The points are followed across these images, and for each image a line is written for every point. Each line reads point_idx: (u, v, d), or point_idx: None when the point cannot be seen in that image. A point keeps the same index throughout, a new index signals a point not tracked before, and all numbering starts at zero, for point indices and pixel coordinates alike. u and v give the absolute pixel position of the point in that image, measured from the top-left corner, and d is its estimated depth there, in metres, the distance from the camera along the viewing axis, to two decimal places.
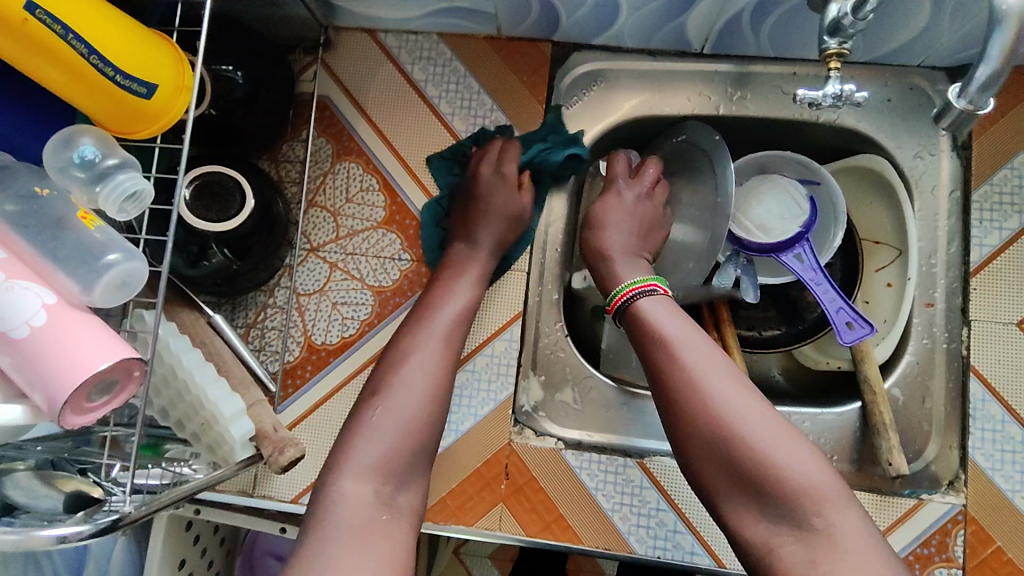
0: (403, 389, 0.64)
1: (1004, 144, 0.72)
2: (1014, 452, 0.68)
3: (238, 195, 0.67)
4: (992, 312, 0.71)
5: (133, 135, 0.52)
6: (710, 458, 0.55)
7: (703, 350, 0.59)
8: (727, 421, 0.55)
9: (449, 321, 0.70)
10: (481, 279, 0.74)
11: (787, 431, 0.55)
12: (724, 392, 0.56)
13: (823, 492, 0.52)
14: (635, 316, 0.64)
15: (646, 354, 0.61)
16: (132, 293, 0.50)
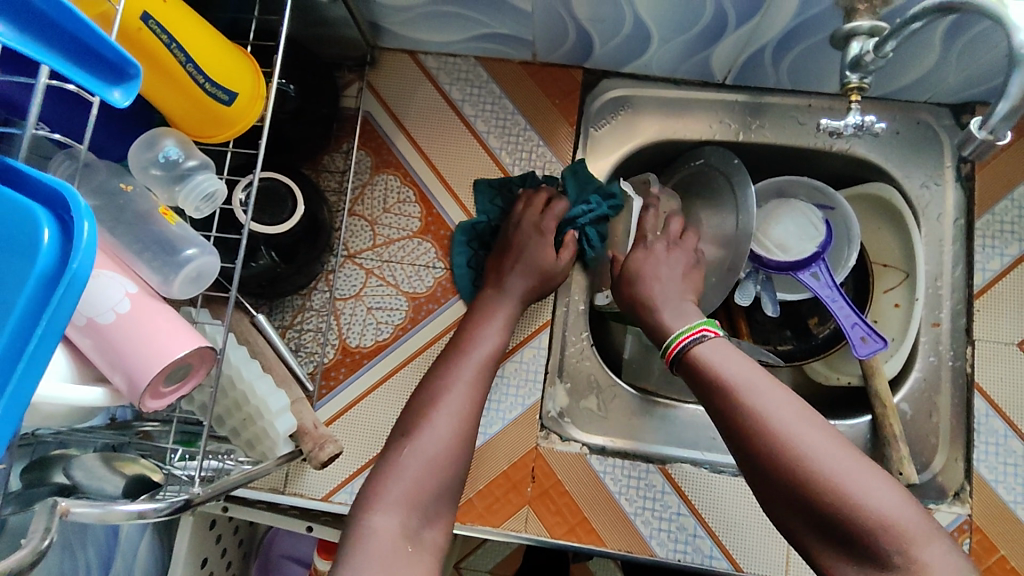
0: (433, 428, 0.65)
1: (1003, 177, 0.78)
2: (1016, 465, 0.72)
3: (290, 201, 0.70)
4: (994, 333, 0.75)
5: (210, 139, 0.55)
6: (789, 504, 0.55)
7: (767, 392, 0.58)
8: (800, 463, 0.54)
9: (478, 360, 0.71)
10: (508, 323, 0.76)
11: (860, 466, 0.54)
12: (794, 433, 0.55)
13: (908, 529, 0.50)
14: (694, 362, 0.64)
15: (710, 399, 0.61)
16: (203, 286, 0.54)
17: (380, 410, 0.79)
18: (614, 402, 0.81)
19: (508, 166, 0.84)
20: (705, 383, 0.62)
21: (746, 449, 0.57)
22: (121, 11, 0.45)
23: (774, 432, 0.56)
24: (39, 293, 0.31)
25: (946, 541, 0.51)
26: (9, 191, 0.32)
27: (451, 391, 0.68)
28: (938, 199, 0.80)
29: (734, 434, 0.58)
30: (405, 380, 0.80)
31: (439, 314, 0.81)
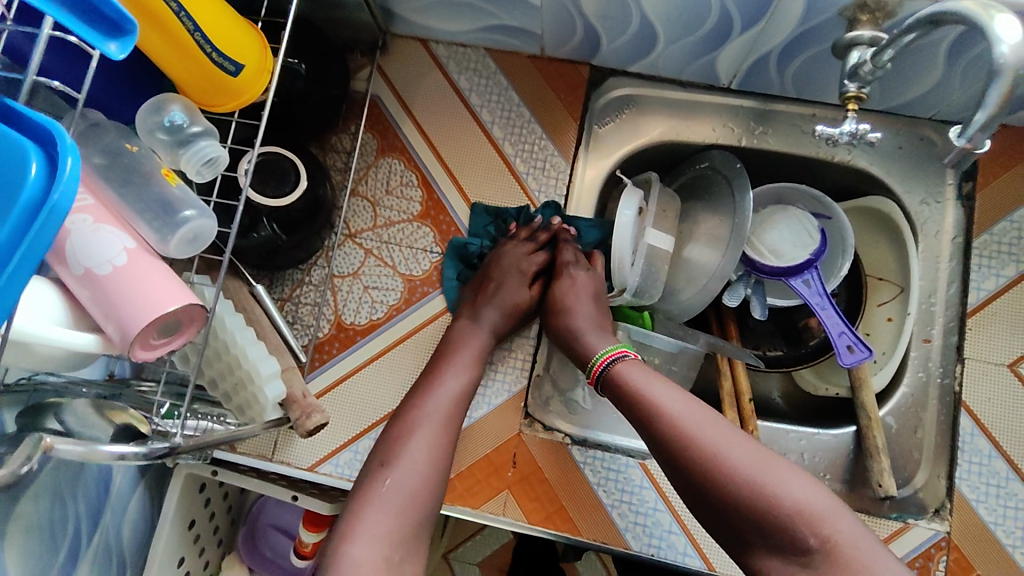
0: (408, 461, 0.64)
1: (1005, 197, 0.77)
2: (999, 487, 0.72)
3: (293, 175, 0.72)
4: (985, 352, 0.75)
5: (216, 108, 0.58)
6: (711, 508, 0.57)
7: (681, 398, 0.62)
8: (716, 461, 0.57)
9: (450, 399, 0.70)
10: (479, 358, 0.76)
11: (765, 454, 0.57)
12: (707, 434, 0.58)
13: (818, 512, 0.53)
14: (617, 377, 0.67)
15: (630, 416, 0.64)
16: (200, 247, 0.56)
17: (369, 387, 0.81)
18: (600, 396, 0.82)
19: (510, 157, 0.85)
20: (626, 397, 0.65)
21: (669, 458, 0.60)
22: None
23: (690, 436, 0.59)
24: (23, 222, 0.33)
25: (854, 518, 0.54)
26: (8, 131, 0.34)
27: (421, 426, 0.67)
28: (938, 216, 0.79)
29: (656, 443, 0.61)
30: (395, 359, 0.82)
31: (433, 297, 0.83)
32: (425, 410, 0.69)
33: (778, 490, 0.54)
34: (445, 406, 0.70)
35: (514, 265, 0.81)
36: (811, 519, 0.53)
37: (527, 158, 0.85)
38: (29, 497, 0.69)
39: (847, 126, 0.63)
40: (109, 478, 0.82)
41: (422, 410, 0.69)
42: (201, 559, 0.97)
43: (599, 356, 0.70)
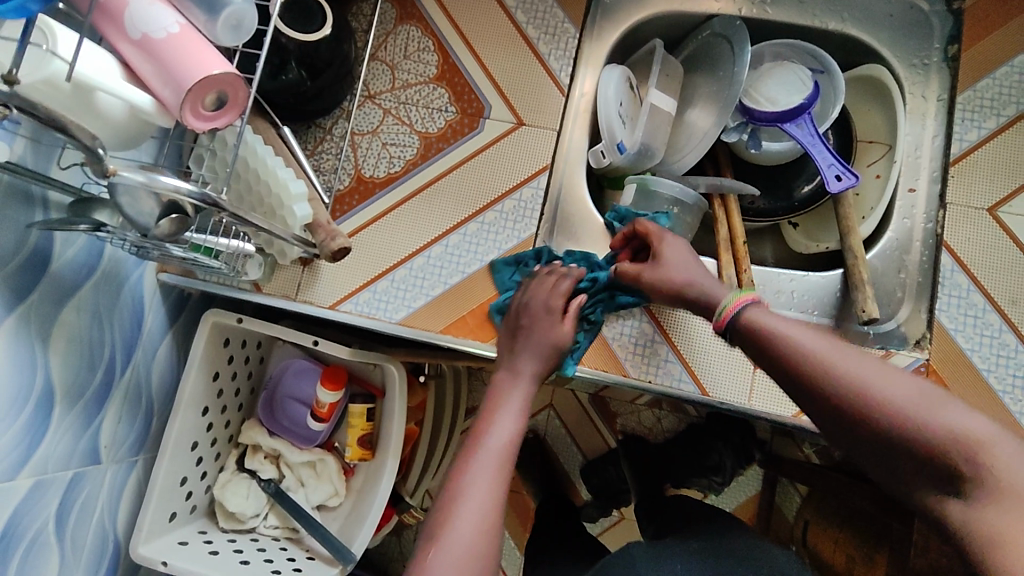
0: (455, 531, 0.59)
1: (992, 56, 0.83)
2: (975, 318, 0.77)
3: (319, 14, 0.77)
4: (966, 198, 0.80)
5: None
6: (868, 451, 0.52)
7: (823, 338, 0.56)
8: (867, 396, 0.51)
9: (495, 459, 0.64)
10: (526, 409, 0.71)
11: (917, 386, 0.51)
12: (857, 372, 0.53)
13: (992, 447, 0.47)
14: (745, 323, 0.61)
15: (766, 361, 0.59)
16: (245, 37, 0.60)
17: (386, 232, 0.85)
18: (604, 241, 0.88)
19: (523, 24, 0.91)
20: (755, 339, 0.60)
21: (818, 406, 0.54)
22: None
23: (832, 369, 0.54)
24: None
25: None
26: None
27: (479, 471, 0.63)
28: (925, 79, 0.85)
29: (797, 387, 0.56)
30: (412, 208, 0.86)
31: (448, 152, 0.88)
32: (487, 457, 0.64)
33: (941, 427, 0.48)
34: (499, 455, 0.64)
35: (542, 304, 0.76)
36: (973, 447, 0.47)
37: (538, 25, 0.90)
38: (72, 307, 0.74)
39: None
40: (140, 318, 0.87)
41: (478, 458, 0.64)
42: (223, 418, 1.03)
43: (722, 298, 0.65)
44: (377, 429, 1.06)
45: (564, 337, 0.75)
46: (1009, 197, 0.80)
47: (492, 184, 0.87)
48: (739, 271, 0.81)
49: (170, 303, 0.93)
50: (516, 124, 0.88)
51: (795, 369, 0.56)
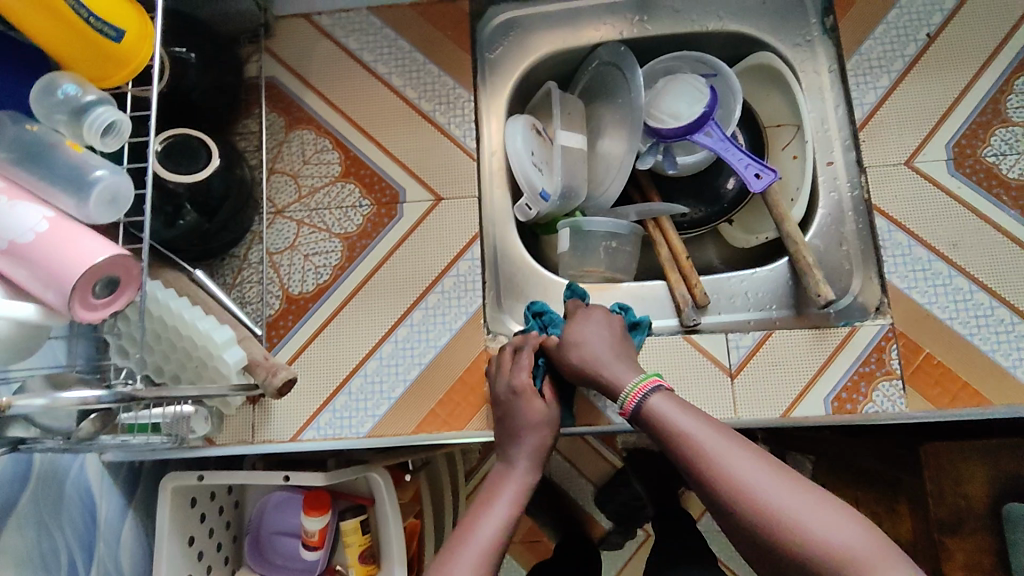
0: None
1: (865, 19, 0.85)
2: (924, 271, 0.78)
3: (204, 151, 0.74)
4: (882, 157, 0.81)
5: (84, 74, 0.58)
6: (762, 556, 0.56)
7: (724, 444, 0.59)
8: (750, 497, 0.56)
9: (479, 556, 0.62)
10: (517, 502, 0.68)
11: (802, 492, 0.55)
12: (741, 474, 0.57)
13: (862, 554, 0.51)
14: (649, 421, 0.64)
15: (670, 454, 0.62)
16: (123, 210, 0.57)
17: (332, 346, 0.81)
18: (552, 293, 0.86)
19: (415, 100, 0.89)
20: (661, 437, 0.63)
21: (716, 504, 0.58)
22: None
23: (721, 471, 0.58)
24: None
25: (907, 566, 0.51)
26: None
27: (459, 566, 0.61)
28: (812, 54, 0.87)
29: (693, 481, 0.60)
30: (353, 314, 0.83)
31: (373, 247, 0.85)
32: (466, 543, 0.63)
33: (820, 535, 0.52)
34: (486, 551, 0.62)
35: (509, 387, 0.73)
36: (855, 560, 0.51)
37: (431, 97, 0.89)
38: (11, 527, 0.67)
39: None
40: (94, 509, 0.80)
41: (457, 542, 0.63)
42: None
43: (635, 384, 0.67)
44: (376, 540, 1.00)
45: (552, 420, 0.73)
46: (921, 146, 0.81)
47: (425, 267, 0.84)
48: (690, 287, 0.81)
49: (123, 479, 0.86)
50: (435, 200, 0.86)
51: (697, 466, 0.59)
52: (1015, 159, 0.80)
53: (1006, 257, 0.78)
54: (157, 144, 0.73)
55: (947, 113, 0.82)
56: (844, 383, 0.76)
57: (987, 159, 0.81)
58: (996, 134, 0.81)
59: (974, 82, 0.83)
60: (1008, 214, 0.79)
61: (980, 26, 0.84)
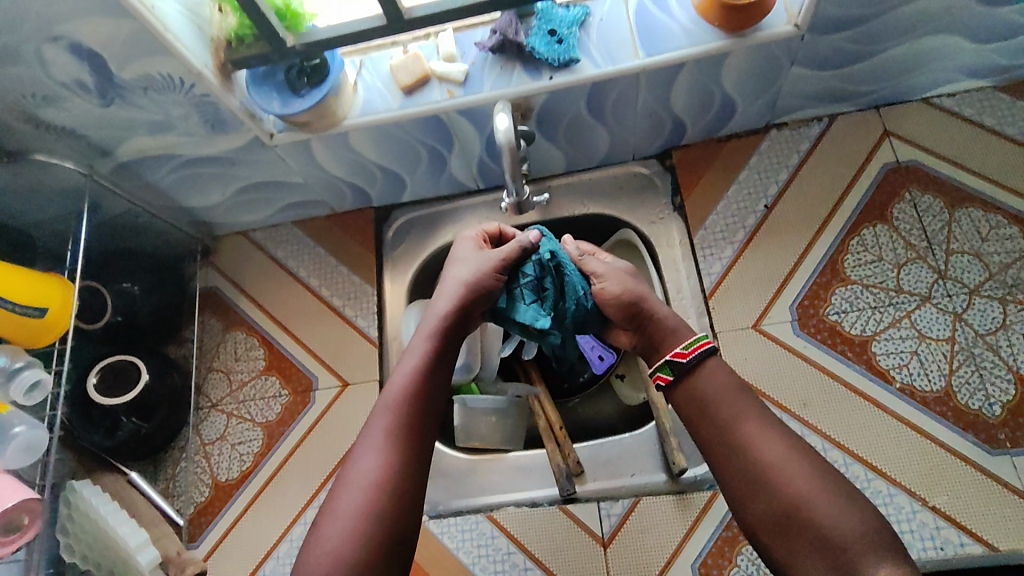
0: (341, 501, 0.61)
1: (708, 195, 0.94)
2: (779, 431, 0.81)
3: (136, 373, 0.90)
4: (731, 322, 0.88)
5: (25, 344, 0.75)
6: (767, 520, 0.59)
7: (758, 424, 0.63)
8: (769, 475, 0.60)
9: (388, 429, 0.65)
10: (432, 354, 0.70)
11: (816, 471, 0.59)
12: (763, 454, 0.61)
13: (862, 540, 0.55)
14: (692, 384, 0.66)
15: (702, 415, 0.65)
16: (38, 454, 0.71)
17: (249, 528, 0.92)
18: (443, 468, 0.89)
19: (328, 297, 1.03)
20: (693, 404, 0.65)
21: (742, 468, 0.61)
22: None
23: (749, 447, 0.61)
24: None
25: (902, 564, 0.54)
26: None
27: (377, 429, 0.65)
28: (666, 230, 0.95)
29: (715, 451, 0.63)
30: (270, 497, 0.93)
31: (289, 433, 0.96)
32: (385, 411, 0.66)
33: (822, 517, 0.56)
34: (401, 402, 0.66)
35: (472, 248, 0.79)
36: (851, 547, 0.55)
37: (341, 294, 1.03)
38: None
39: (501, 126, 0.64)
40: None
41: (382, 418, 0.65)
42: None
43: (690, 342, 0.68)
44: None
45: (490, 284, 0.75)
46: (766, 309, 0.87)
47: (332, 450, 0.94)
48: (564, 456, 0.86)
49: None
50: (341, 386, 0.98)
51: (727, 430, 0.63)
52: (857, 315, 0.85)
53: (856, 413, 0.81)
54: (93, 375, 0.89)
55: (787, 279, 0.88)
56: (708, 549, 0.79)
57: (830, 317, 0.85)
58: (836, 293, 0.86)
59: (811, 245, 0.89)
60: (855, 370, 0.82)
61: (816, 190, 0.91)
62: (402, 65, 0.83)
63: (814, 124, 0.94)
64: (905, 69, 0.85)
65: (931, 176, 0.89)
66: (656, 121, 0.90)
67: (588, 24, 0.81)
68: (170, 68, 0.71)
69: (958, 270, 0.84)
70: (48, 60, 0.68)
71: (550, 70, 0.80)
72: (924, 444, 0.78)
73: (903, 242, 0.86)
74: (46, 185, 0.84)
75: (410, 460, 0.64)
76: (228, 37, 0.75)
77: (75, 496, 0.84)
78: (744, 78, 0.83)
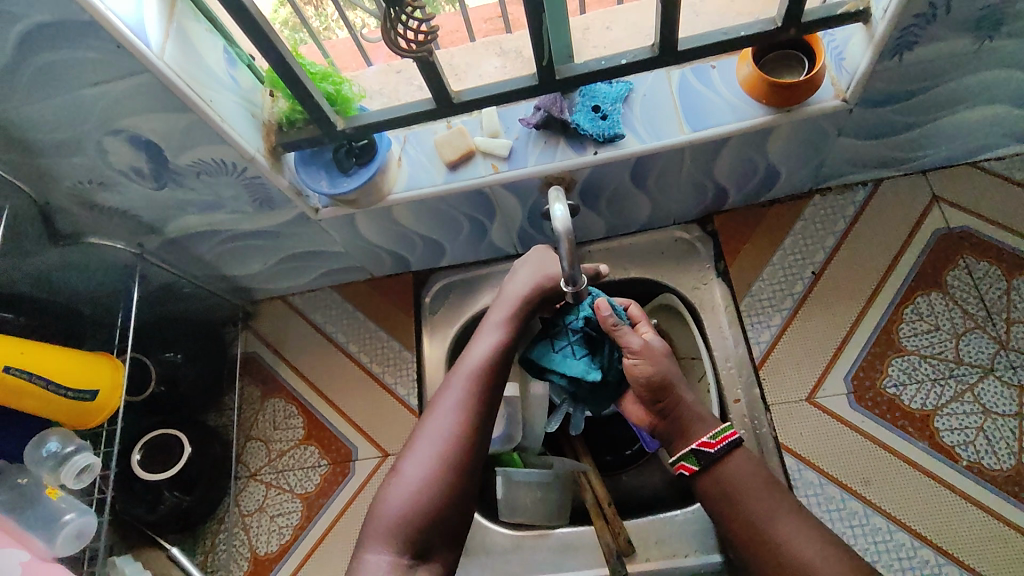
0: (416, 458, 0.65)
1: (753, 261, 0.93)
2: (840, 511, 0.78)
3: (178, 446, 0.90)
4: (784, 394, 0.85)
5: (75, 426, 0.75)
6: None
7: (791, 521, 0.65)
8: (804, 571, 0.61)
9: (465, 392, 0.68)
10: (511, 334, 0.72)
11: (854, 569, 0.60)
12: (798, 550, 0.63)
13: None
14: (718, 476, 0.69)
15: (735, 511, 0.67)
16: (87, 539, 0.71)
17: None
18: (486, 545, 0.86)
19: (367, 363, 1.03)
20: (724, 497, 0.68)
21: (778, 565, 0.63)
22: (10, 377, 0.67)
23: (783, 545, 0.63)
24: None
25: None
26: None
27: (454, 389, 0.68)
28: (711, 295, 0.93)
29: (747, 545, 0.66)
30: (312, 571, 0.92)
31: (329, 505, 0.95)
32: (462, 376, 0.69)
33: None
34: (477, 371, 0.69)
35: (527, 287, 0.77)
36: None
37: (380, 360, 1.03)
38: None
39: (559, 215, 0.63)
40: None
41: (459, 382, 0.69)
42: None
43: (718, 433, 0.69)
44: None
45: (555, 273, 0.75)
46: (820, 381, 0.85)
47: None
48: (614, 534, 0.83)
49: None
50: (382, 456, 0.97)
51: (761, 524, 0.65)
52: (916, 388, 0.82)
53: (921, 492, 0.77)
54: (137, 452, 0.89)
55: (839, 351, 0.86)
56: None
57: (887, 389, 0.83)
58: (892, 364, 0.84)
59: (862, 315, 0.87)
60: (918, 447, 0.79)
61: (865, 256, 0.90)
62: (446, 142, 0.84)
63: (860, 189, 0.93)
64: (954, 137, 0.85)
65: (984, 243, 0.87)
66: (699, 188, 0.89)
67: (632, 99, 0.82)
68: (224, 155, 0.72)
69: (1020, 340, 0.82)
70: (108, 151, 0.69)
71: (595, 145, 0.80)
72: (995, 527, 0.75)
73: (960, 311, 0.84)
74: (98, 262, 0.86)
75: (479, 431, 0.67)
76: (279, 120, 0.77)
77: (114, 569, 0.83)
78: (790, 148, 0.83)
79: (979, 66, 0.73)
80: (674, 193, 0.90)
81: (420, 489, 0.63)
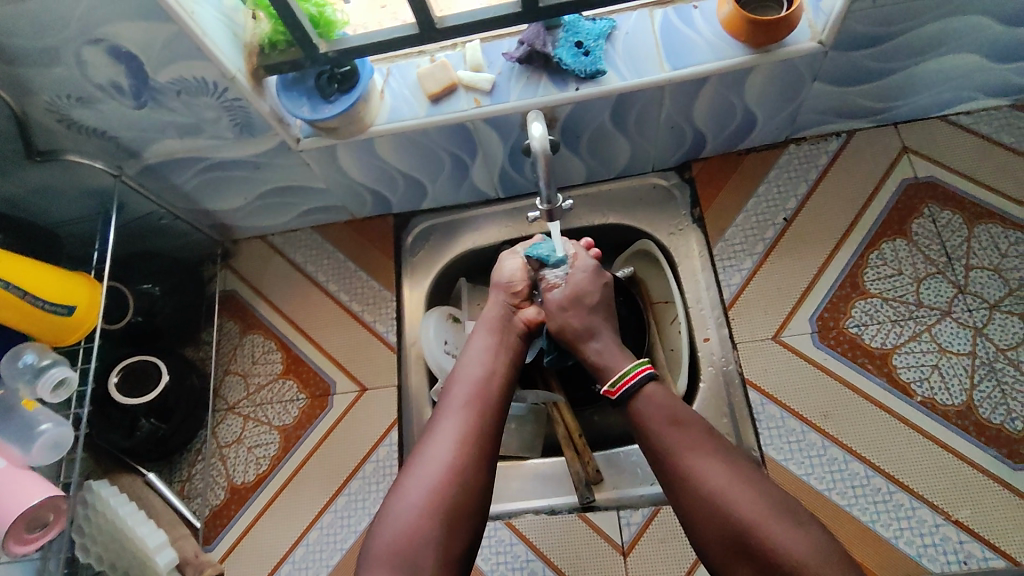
0: (425, 461, 0.67)
1: (727, 207, 0.95)
2: (798, 442, 0.82)
3: (155, 371, 0.90)
4: (750, 333, 0.88)
5: (50, 341, 0.75)
6: (709, 527, 0.62)
7: (698, 451, 0.66)
8: (713, 497, 0.63)
9: (464, 398, 0.73)
10: (498, 348, 0.79)
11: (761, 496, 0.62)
12: (702, 476, 0.64)
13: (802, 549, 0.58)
14: (636, 408, 0.70)
15: (647, 443, 0.69)
16: (64, 451, 0.71)
17: (267, 532, 0.92)
18: None
19: (347, 302, 1.04)
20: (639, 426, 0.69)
21: (682, 491, 0.65)
22: None
23: (693, 471, 0.65)
24: None
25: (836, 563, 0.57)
26: None
27: (450, 405, 0.72)
28: (685, 241, 0.95)
29: (663, 472, 0.67)
30: (286, 500, 0.93)
31: (307, 436, 0.97)
32: (455, 393, 0.74)
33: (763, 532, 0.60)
34: (466, 384, 0.74)
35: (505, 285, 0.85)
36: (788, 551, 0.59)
37: (360, 299, 1.04)
38: None
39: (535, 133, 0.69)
40: None
41: (451, 399, 0.73)
42: None
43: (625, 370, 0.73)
44: None
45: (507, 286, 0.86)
46: (786, 320, 0.88)
47: (347, 454, 0.95)
48: (584, 463, 0.86)
49: None
50: (359, 391, 0.98)
51: (670, 455, 0.66)
52: (877, 328, 0.85)
53: (877, 425, 0.81)
54: (114, 374, 0.90)
55: (805, 293, 0.89)
56: None
57: (850, 329, 0.86)
58: (856, 306, 0.87)
59: (830, 259, 0.90)
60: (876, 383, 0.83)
61: (833, 204, 0.92)
62: (430, 74, 0.84)
63: (833, 139, 0.96)
64: (925, 87, 0.87)
65: (948, 192, 0.90)
66: (678, 133, 0.91)
67: (615, 37, 0.83)
68: (205, 72, 0.71)
69: (977, 285, 0.85)
70: (87, 62, 0.69)
71: (577, 81, 0.82)
72: (944, 457, 0.78)
73: (922, 256, 0.88)
74: (76, 184, 0.85)
75: (486, 436, 0.70)
76: (261, 42, 0.76)
77: (95, 496, 0.83)
78: (767, 92, 0.84)
79: (949, 11, 0.75)
80: (653, 137, 0.91)
81: (421, 509, 0.64)
